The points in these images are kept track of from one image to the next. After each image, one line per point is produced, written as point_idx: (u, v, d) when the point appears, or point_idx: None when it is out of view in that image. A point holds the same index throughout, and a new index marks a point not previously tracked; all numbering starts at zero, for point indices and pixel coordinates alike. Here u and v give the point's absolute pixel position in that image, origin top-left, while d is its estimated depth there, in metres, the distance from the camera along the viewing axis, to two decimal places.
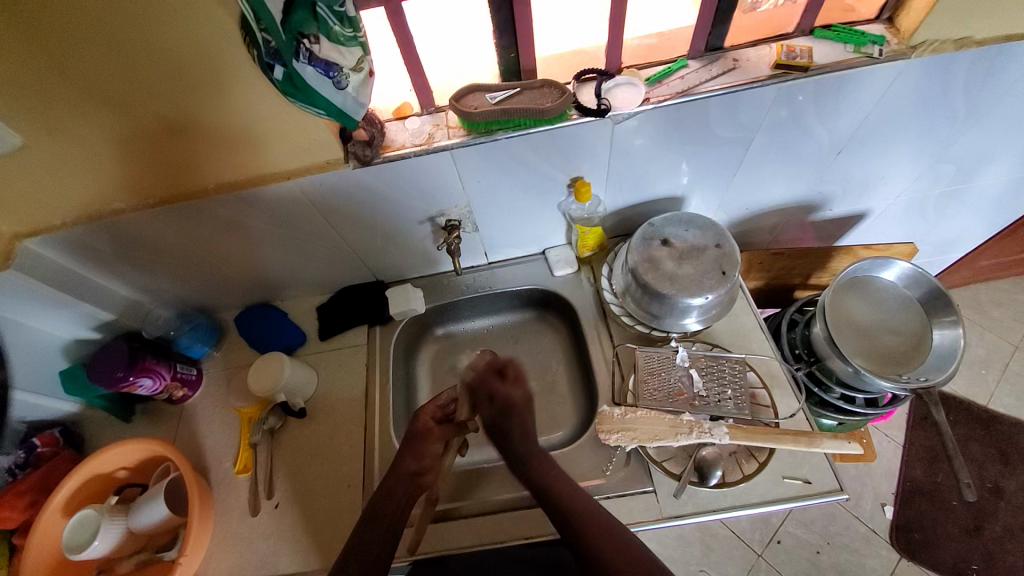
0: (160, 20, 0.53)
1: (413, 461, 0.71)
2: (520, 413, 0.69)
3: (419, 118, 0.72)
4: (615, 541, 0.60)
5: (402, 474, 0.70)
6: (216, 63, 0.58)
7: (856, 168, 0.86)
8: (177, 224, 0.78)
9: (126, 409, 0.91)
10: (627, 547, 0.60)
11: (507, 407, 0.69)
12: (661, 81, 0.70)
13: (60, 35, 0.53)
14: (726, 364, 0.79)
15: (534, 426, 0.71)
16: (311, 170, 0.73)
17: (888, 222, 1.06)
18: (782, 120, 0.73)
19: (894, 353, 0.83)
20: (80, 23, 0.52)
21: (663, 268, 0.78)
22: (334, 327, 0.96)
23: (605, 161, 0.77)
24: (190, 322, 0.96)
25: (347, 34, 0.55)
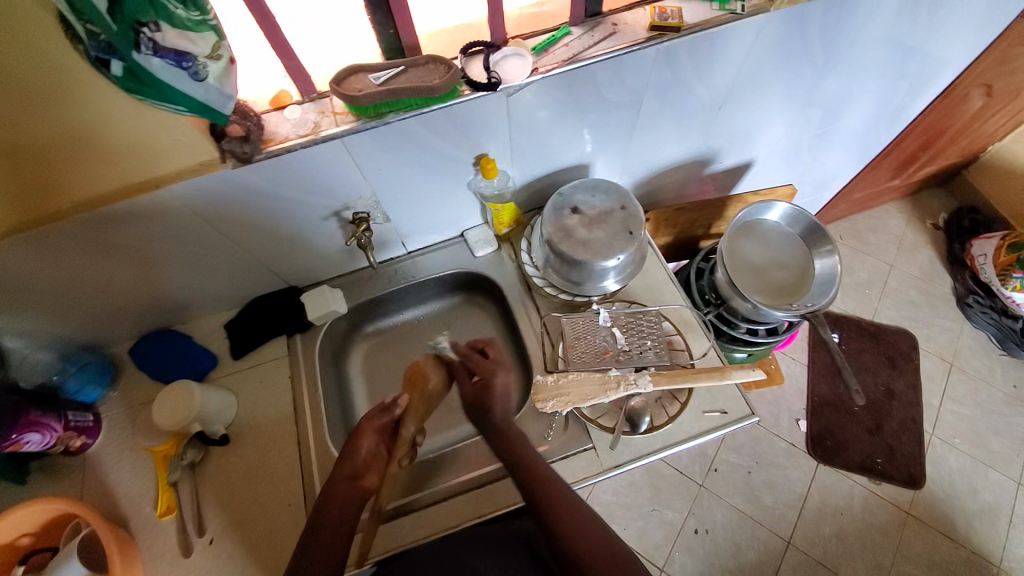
0: None
1: (346, 464, 0.69)
2: (502, 390, 0.74)
3: (301, 107, 0.66)
4: (596, 537, 0.61)
5: (344, 476, 0.68)
6: (25, 54, 0.48)
7: (738, 120, 0.94)
8: (32, 257, 0.68)
9: (16, 469, 0.80)
10: (603, 539, 0.61)
11: (487, 384, 0.74)
12: (547, 50, 0.70)
13: None
14: (644, 317, 0.83)
15: (507, 413, 0.73)
16: (185, 176, 0.65)
17: (773, 168, 1.17)
18: (667, 82, 0.77)
19: (785, 285, 0.93)
20: None
21: (576, 235, 0.81)
22: (247, 343, 0.89)
23: (506, 137, 0.77)
24: (77, 361, 0.86)
25: (193, 18, 0.49)
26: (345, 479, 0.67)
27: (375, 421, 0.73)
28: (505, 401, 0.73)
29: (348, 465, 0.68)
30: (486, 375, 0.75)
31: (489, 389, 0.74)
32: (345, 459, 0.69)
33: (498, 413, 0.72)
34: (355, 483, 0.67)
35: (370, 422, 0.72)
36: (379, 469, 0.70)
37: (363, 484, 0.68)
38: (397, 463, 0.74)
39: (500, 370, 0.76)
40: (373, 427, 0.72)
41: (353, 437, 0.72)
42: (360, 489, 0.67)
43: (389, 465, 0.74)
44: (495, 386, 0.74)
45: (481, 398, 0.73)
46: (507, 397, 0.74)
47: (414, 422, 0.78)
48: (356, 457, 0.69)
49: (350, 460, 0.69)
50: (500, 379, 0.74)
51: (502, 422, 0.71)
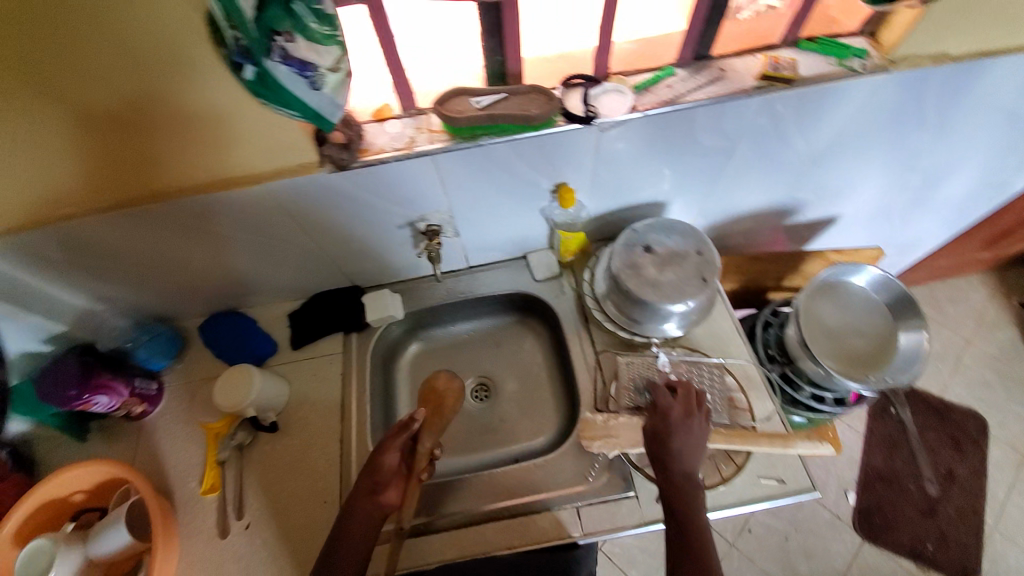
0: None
1: (368, 479, 0.69)
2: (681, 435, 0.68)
3: (400, 121, 0.69)
4: None
5: (366, 489, 0.68)
6: (170, 49, 0.52)
7: (830, 176, 0.90)
8: (134, 231, 0.73)
9: (79, 427, 0.85)
10: None
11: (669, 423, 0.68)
12: (648, 89, 0.70)
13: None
14: (705, 368, 0.81)
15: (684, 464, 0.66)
16: (283, 175, 0.69)
17: (856, 227, 1.11)
18: (765, 131, 0.76)
19: (862, 355, 0.88)
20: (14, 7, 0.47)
21: (645, 274, 0.79)
22: (306, 335, 0.92)
23: (589, 169, 0.76)
24: (150, 331, 0.90)
25: (324, 33, 0.51)
26: (367, 494, 0.68)
27: (394, 439, 0.72)
28: (681, 450, 0.67)
29: (371, 482, 0.68)
30: (671, 415, 0.69)
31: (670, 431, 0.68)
32: (367, 473, 0.70)
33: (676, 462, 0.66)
34: (377, 499, 0.68)
35: (391, 438, 0.72)
36: (400, 485, 0.70)
37: (384, 499, 0.68)
38: (416, 480, 0.72)
39: (685, 412, 0.69)
40: (395, 445, 0.71)
41: (375, 454, 0.71)
42: (381, 506, 0.67)
43: (407, 483, 0.72)
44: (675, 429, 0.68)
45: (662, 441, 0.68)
46: (695, 448, 0.68)
47: (430, 438, 0.76)
48: (378, 473, 0.69)
49: (373, 475, 0.69)
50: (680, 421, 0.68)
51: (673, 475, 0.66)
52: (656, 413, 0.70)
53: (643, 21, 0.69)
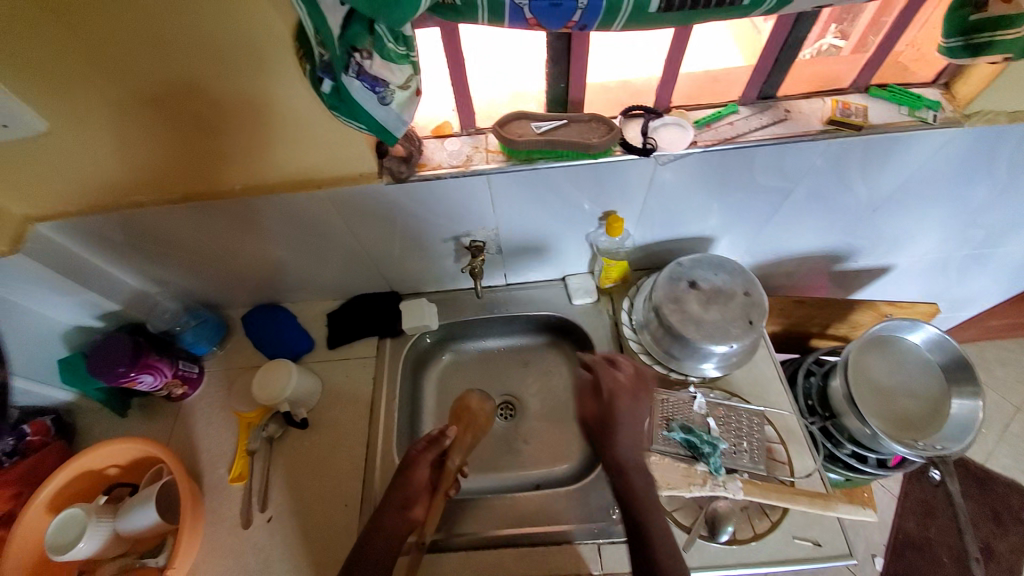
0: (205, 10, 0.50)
1: (399, 492, 0.70)
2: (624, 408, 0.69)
3: (459, 139, 0.70)
4: None
5: (397, 501, 0.69)
6: (254, 59, 0.55)
7: (888, 225, 0.86)
8: (197, 222, 0.76)
9: (121, 402, 0.89)
10: None
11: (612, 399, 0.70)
12: (709, 125, 0.69)
13: (96, 23, 0.50)
14: (743, 415, 0.77)
15: (636, 439, 0.68)
16: (342, 183, 0.71)
17: (910, 279, 1.06)
18: (826, 175, 0.74)
19: (911, 417, 0.84)
20: (117, 15, 0.50)
21: (688, 310, 0.77)
22: (343, 335, 0.94)
23: (640, 200, 0.76)
24: (196, 317, 0.93)
25: (399, 52, 0.52)
26: (395, 507, 0.68)
27: (424, 454, 0.73)
28: (629, 423, 0.68)
29: (401, 496, 0.69)
30: (616, 394, 0.70)
31: (613, 404, 0.69)
32: (397, 487, 0.70)
33: (625, 433, 0.67)
34: (405, 513, 0.68)
35: (421, 453, 0.73)
36: (426, 501, 0.71)
37: (411, 514, 0.68)
38: (442, 495, 0.73)
39: (618, 379, 0.71)
40: (425, 459, 0.73)
41: (403, 468, 0.72)
42: (407, 521, 0.68)
43: (432, 497, 0.73)
44: (619, 406, 0.69)
45: (605, 417, 0.69)
46: (637, 425, 0.69)
47: (460, 454, 0.77)
48: (409, 486, 0.70)
49: (404, 489, 0.70)
50: (625, 395, 0.70)
51: (618, 440, 0.67)
52: (601, 389, 0.71)
53: (706, 55, 0.73)
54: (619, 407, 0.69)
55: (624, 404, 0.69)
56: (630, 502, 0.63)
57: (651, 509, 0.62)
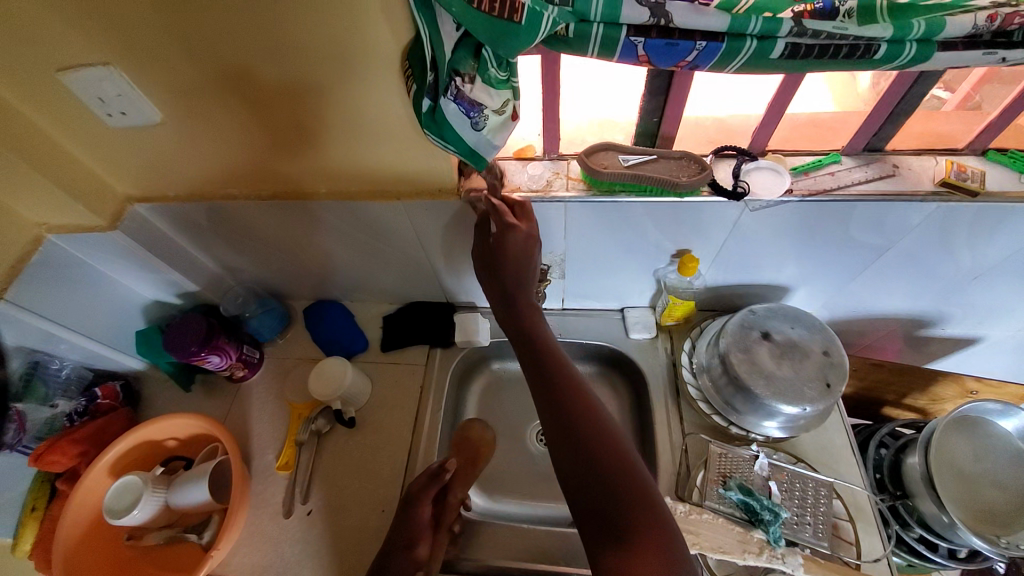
0: (314, 23, 0.52)
1: (404, 533, 0.71)
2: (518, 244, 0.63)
3: (540, 164, 0.70)
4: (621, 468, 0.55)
5: (400, 543, 0.70)
6: (353, 72, 0.57)
7: (989, 296, 0.79)
8: (279, 218, 0.80)
9: (186, 376, 0.94)
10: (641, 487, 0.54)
11: (503, 235, 0.64)
12: (808, 173, 0.65)
13: (215, 29, 0.54)
14: (810, 485, 0.71)
15: (524, 273, 0.65)
16: (421, 197, 0.72)
17: (1003, 355, 0.96)
18: (931, 238, 0.68)
19: (995, 510, 0.75)
20: (237, 24, 0.53)
21: (758, 363, 0.73)
22: (397, 340, 0.95)
23: (719, 241, 0.72)
24: (264, 305, 0.97)
25: (499, 77, 0.52)
26: (401, 549, 0.69)
27: (427, 492, 0.74)
28: (524, 262, 0.64)
29: (408, 537, 0.70)
30: (507, 227, 0.63)
31: (505, 238, 0.63)
32: (403, 526, 0.71)
33: (513, 256, 0.64)
34: (408, 554, 0.69)
35: (424, 490, 0.74)
36: (429, 540, 0.72)
37: (416, 554, 0.70)
38: (444, 532, 0.75)
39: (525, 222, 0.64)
40: (428, 496, 0.74)
41: (407, 505, 0.73)
42: (413, 562, 0.69)
43: (436, 535, 0.74)
44: (509, 246, 0.64)
45: (494, 250, 0.65)
46: (525, 254, 0.64)
47: (461, 489, 0.80)
48: (411, 526, 0.71)
49: (408, 529, 0.71)
50: (522, 238, 0.63)
51: (519, 273, 0.65)
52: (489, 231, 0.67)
53: (819, 97, 0.69)
54: (515, 257, 0.64)
55: (524, 259, 0.64)
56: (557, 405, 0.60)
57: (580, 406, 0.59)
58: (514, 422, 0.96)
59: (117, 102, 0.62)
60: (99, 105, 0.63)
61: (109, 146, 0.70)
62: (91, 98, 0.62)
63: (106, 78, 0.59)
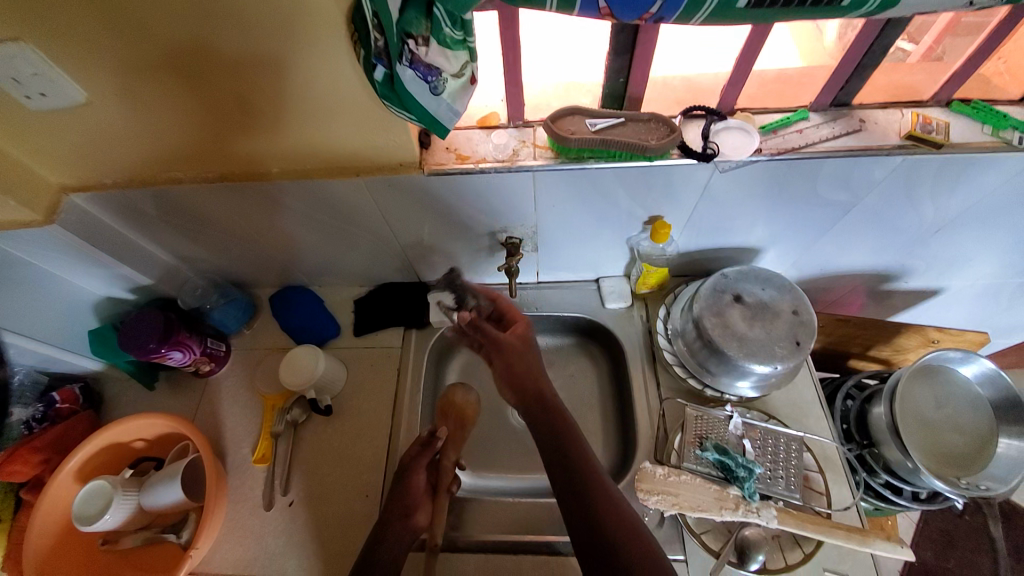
0: None
1: (400, 502, 0.71)
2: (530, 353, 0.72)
3: (505, 132, 0.67)
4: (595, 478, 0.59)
5: (397, 511, 0.70)
6: (300, 41, 0.52)
7: (949, 247, 0.81)
8: (232, 203, 0.75)
9: (149, 374, 0.90)
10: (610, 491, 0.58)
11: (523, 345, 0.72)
12: (776, 131, 0.64)
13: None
14: (782, 441, 0.73)
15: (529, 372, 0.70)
16: (381, 172, 0.69)
17: (960, 304, 1.00)
18: (894, 193, 0.68)
19: (955, 453, 0.79)
20: None
21: (732, 326, 0.73)
22: (370, 323, 0.92)
23: (690, 206, 0.72)
24: (227, 295, 0.93)
25: (456, 38, 0.48)
26: (399, 518, 0.69)
27: (419, 459, 0.76)
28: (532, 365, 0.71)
29: (404, 505, 0.70)
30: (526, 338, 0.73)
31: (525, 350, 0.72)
32: (399, 495, 0.72)
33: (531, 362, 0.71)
34: (407, 522, 0.69)
35: (416, 458, 0.76)
36: (428, 506, 0.73)
37: (414, 522, 0.70)
38: (442, 496, 0.76)
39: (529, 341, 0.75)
40: (421, 464, 0.75)
41: (401, 476, 0.75)
42: (411, 529, 0.69)
43: (434, 501, 0.75)
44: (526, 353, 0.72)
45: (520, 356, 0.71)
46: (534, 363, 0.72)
47: (455, 451, 0.80)
48: (409, 493, 0.72)
49: (403, 497, 0.71)
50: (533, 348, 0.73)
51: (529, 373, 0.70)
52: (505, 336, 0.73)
53: (787, 52, 0.66)
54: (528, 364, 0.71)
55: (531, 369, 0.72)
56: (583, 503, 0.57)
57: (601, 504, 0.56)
58: (496, 399, 0.95)
59: (35, 82, 0.56)
60: (15, 87, 0.56)
61: (33, 132, 0.63)
62: (3, 79, 0.55)
63: (17, 56, 0.52)
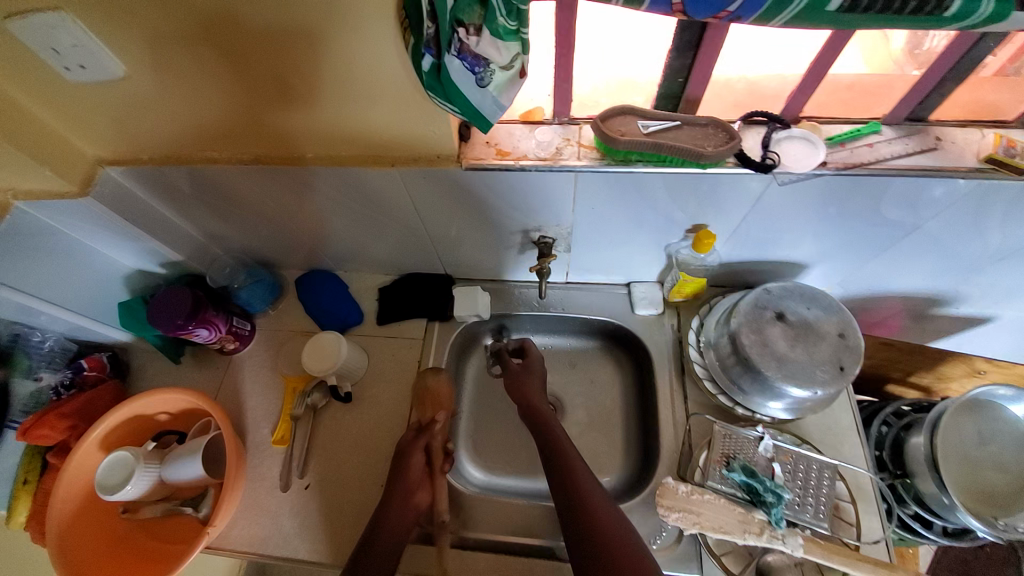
0: None
1: (400, 483, 0.70)
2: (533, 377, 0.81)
3: (549, 129, 0.64)
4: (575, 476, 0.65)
5: (398, 492, 0.69)
6: (346, 24, 0.50)
7: (1011, 277, 0.75)
8: (266, 186, 0.74)
9: (175, 348, 0.90)
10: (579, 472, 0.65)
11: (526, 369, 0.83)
12: (843, 144, 0.59)
13: None
14: (815, 468, 0.70)
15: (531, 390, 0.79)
16: (418, 164, 0.66)
17: None
18: (962, 217, 0.63)
19: (994, 493, 0.75)
20: None
21: (772, 346, 0.70)
22: (394, 313, 0.91)
23: (738, 217, 0.68)
24: (253, 275, 0.92)
25: (508, 27, 0.45)
26: (402, 494, 0.69)
27: (416, 441, 0.75)
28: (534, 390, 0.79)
29: (404, 484, 0.70)
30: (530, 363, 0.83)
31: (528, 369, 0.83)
32: (397, 476, 0.71)
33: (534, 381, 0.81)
34: (409, 502, 0.69)
35: (414, 439, 0.75)
36: (428, 486, 0.73)
37: (415, 500, 0.70)
38: (441, 476, 0.75)
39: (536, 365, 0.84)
40: (421, 445, 0.74)
41: (399, 458, 0.74)
42: (413, 507, 0.69)
43: (434, 481, 0.75)
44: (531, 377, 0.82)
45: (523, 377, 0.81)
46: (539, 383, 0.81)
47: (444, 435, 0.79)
48: (408, 474, 0.71)
49: (403, 478, 0.71)
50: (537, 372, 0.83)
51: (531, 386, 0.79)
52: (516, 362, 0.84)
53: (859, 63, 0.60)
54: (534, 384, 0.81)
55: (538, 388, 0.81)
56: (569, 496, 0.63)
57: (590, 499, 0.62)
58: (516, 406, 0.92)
59: (73, 54, 0.54)
60: (54, 58, 0.55)
61: (72, 103, 0.63)
62: (42, 48, 0.53)
63: (59, 26, 0.51)
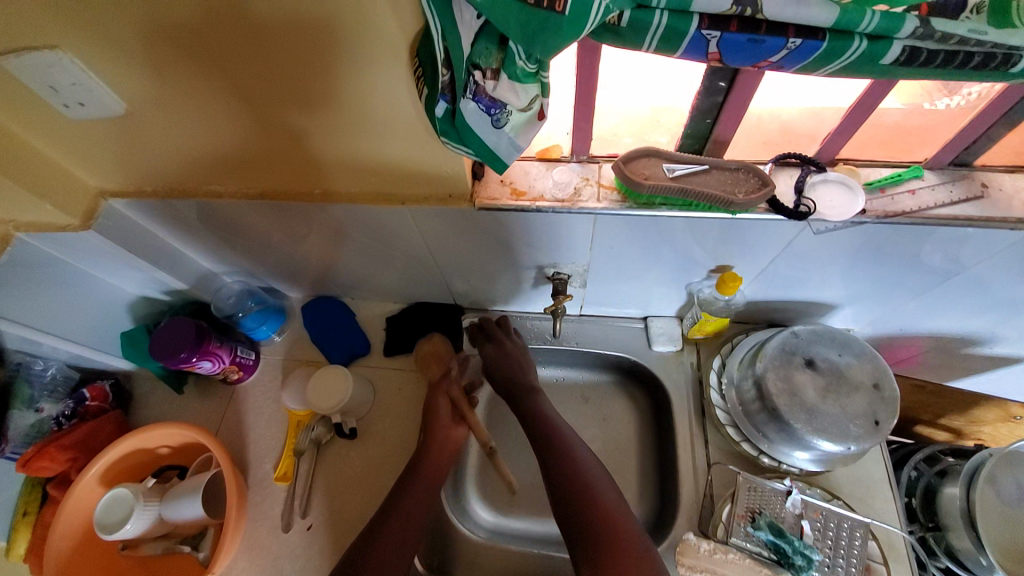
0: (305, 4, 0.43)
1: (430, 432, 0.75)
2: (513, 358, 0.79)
3: (567, 167, 0.61)
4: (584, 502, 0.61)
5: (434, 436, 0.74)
6: (354, 63, 0.48)
7: None
8: (273, 218, 0.72)
9: (179, 378, 0.88)
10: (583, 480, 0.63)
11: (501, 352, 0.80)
12: (883, 190, 0.56)
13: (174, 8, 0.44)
14: (846, 526, 0.66)
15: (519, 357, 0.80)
16: (431, 201, 0.64)
17: None
18: (1009, 265, 0.59)
19: None
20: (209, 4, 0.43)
21: (801, 395, 0.65)
22: (402, 345, 0.89)
23: (766, 259, 0.64)
24: (259, 302, 0.90)
25: (527, 71, 0.40)
26: (442, 432, 0.75)
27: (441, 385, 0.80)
28: (521, 363, 0.79)
29: (435, 426, 0.75)
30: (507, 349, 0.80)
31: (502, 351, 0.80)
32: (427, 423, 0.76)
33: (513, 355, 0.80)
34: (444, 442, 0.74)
35: (437, 388, 0.80)
36: (461, 423, 0.77)
37: (454, 433, 0.76)
38: (468, 418, 0.77)
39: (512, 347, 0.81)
40: (444, 390, 0.80)
41: (427, 405, 0.79)
42: (452, 442, 0.75)
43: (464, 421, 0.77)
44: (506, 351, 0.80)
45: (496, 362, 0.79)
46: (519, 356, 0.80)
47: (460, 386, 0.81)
48: (434, 417, 0.76)
49: (433, 427, 0.75)
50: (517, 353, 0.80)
51: (517, 355, 0.80)
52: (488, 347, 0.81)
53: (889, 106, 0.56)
54: (507, 371, 0.78)
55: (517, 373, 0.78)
56: (576, 515, 0.61)
57: (606, 521, 0.59)
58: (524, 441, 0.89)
59: (73, 92, 0.53)
60: (53, 96, 0.53)
61: (74, 139, 0.61)
62: (42, 87, 0.52)
63: (56, 65, 0.49)
